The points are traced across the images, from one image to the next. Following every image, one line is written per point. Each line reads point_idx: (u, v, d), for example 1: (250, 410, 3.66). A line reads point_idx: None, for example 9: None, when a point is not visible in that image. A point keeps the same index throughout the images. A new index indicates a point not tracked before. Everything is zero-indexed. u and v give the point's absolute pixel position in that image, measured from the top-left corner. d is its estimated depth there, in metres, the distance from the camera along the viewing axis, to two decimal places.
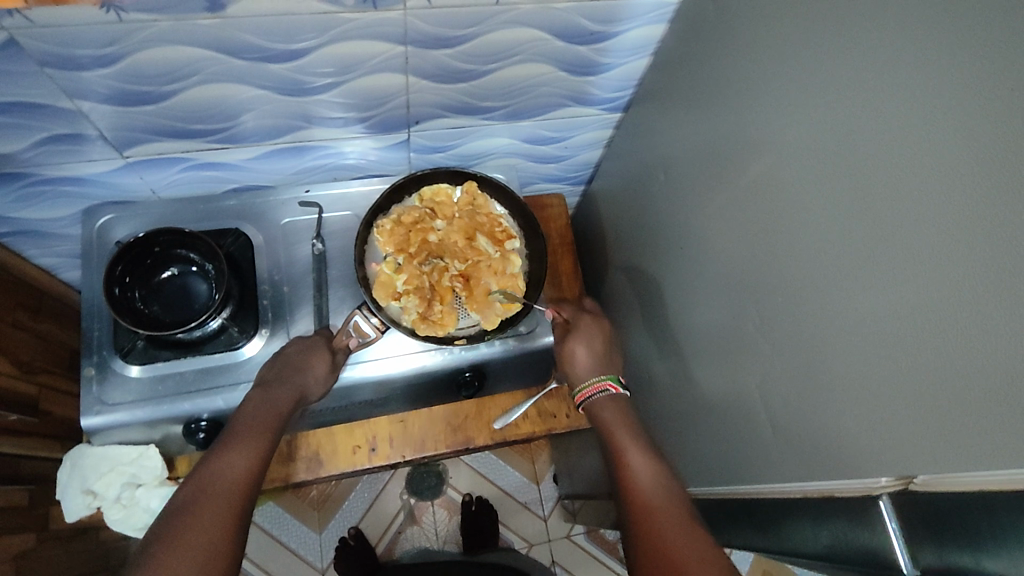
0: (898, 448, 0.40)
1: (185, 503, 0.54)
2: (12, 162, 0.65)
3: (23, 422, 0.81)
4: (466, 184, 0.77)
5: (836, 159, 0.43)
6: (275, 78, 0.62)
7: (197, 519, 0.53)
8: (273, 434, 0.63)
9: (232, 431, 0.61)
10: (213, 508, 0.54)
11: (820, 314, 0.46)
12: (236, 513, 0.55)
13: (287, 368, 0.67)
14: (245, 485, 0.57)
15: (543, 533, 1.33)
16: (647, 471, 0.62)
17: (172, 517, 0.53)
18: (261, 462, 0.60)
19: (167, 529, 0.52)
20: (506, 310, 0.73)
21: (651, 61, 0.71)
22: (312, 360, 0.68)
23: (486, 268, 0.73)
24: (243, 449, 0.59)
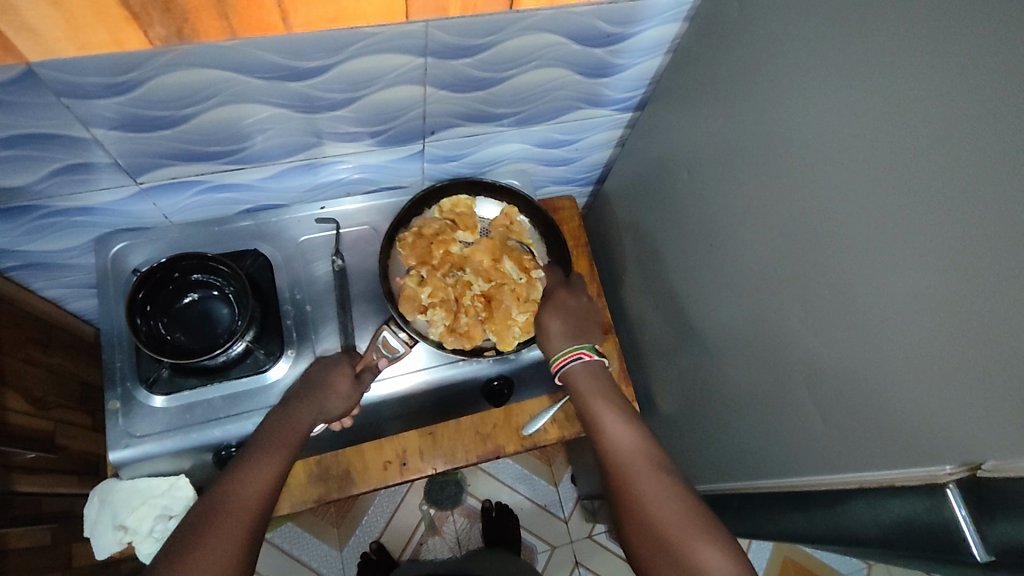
0: (964, 437, 0.40)
1: (198, 520, 0.52)
2: (23, 195, 0.63)
3: (41, 459, 0.80)
4: (506, 208, 0.78)
5: (872, 152, 0.43)
6: (291, 96, 0.61)
7: (209, 538, 0.51)
8: (292, 452, 0.61)
9: (248, 446, 0.59)
10: (227, 525, 0.52)
11: (863, 306, 0.46)
12: (248, 536, 0.53)
13: (311, 387, 0.66)
14: (259, 500, 0.56)
15: (565, 535, 1.34)
16: (622, 431, 0.62)
17: (187, 533, 0.51)
18: (278, 477, 0.58)
19: (179, 549, 0.50)
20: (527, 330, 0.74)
21: (664, 60, 0.71)
22: (334, 376, 0.67)
23: (510, 291, 0.73)
24: (258, 465, 0.57)
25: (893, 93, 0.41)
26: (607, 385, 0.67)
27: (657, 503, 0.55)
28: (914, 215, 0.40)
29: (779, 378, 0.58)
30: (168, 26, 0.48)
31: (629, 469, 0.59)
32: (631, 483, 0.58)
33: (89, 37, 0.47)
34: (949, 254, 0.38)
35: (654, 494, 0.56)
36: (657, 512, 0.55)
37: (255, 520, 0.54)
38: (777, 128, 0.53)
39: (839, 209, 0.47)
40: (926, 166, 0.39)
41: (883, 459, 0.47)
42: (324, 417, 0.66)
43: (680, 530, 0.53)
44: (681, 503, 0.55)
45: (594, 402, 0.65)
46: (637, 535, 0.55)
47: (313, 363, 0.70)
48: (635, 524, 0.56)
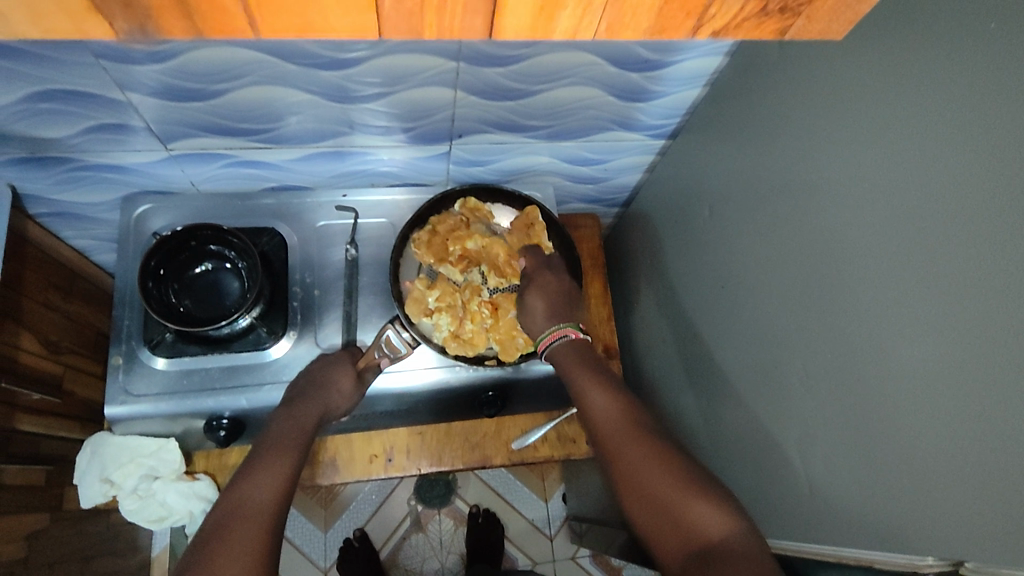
0: (953, 529, 0.38)
1: (216, 527, 0.53)
2: (58, 147, 0.65)
3: (46, 401, 0.82)
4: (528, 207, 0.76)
5: (894, 218, 0.41)
6: (323, 84, 0.61)
7: (230, 538, 0.52)
8: (300, 450, 0.62)
9: (256, 451, 0.60)
10: (247, 526, 0.53)
11: (867, 376, 0.44)
12: (270, 534, 0.54)
13: (312, 386, 0.66)
14: (275, 497, 0.57)
15: (548, 554, 1.32)
16: (606, 401, 0.63)
17: (206, 541, 0.52)
18: (291, 476, 0.59)
19: (203, 554, 0.51)
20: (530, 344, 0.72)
21: (702, 91, 0.70)
22: (338, 376, 0.67)
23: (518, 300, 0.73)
24: (268, 467, 0.58)
25: (922, 158, 0.39)
26: (593, 359, 0.68)
27: (648, 473, 0.55)
28: (929, 290, 0.38)
29: (773, 434, 0.56)
30: (131, 20, 0.36)
31: (619, 445, 0.59)
32: (621, 461, 0.57)
33: (48, 28, 0.36)
34: (962, 338, 0.36)
35: (649, 465, 0.56)
36: (648, 480, 0.55)
37: (273, 523, 0.55)
38: (804, 177, 0.51)
39: (854, 271, 0.45)
40: (948, 241, 0.37)
41: (870, 538, 0.45)
42: (328, 412, 0.66)
43: (678, 500, 0.53)
44: (674, 472, 0.55)
45: (578, 372, 0.66)
46: (635, 503, 0.55)
47: (312, 359, 0.71)
48: (628, 490, 0.56)
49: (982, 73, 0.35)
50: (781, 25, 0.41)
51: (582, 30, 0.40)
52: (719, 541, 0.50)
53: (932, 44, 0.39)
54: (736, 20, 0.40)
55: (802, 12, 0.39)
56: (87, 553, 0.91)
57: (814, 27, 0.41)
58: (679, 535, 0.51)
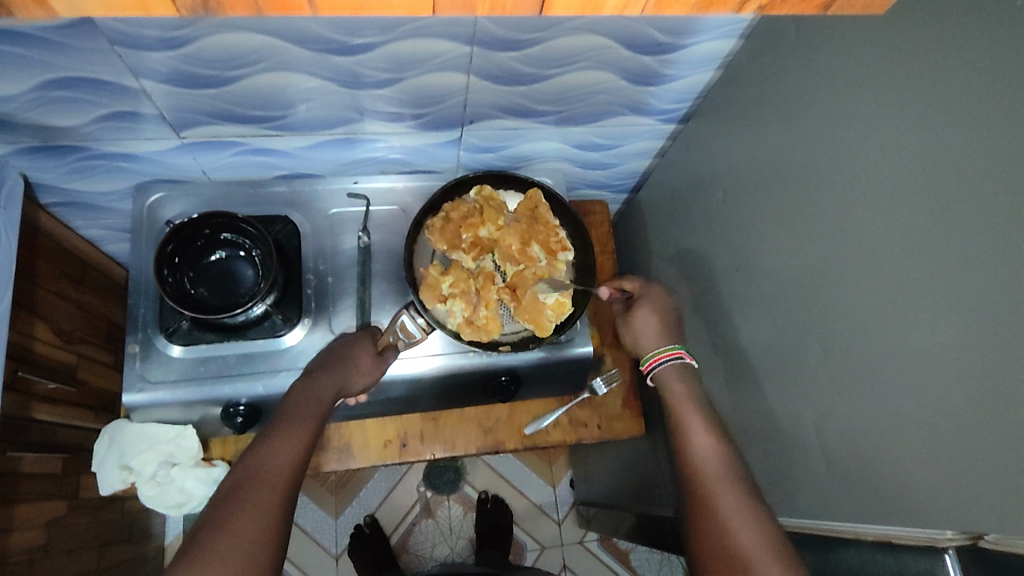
0: (969, 502, 0.38)
1: (231, 490, 0.54)
2: (71, 135, 0.65)
3: (61, 391, 0.83)
4: (530, 191, 0.77)
5: (911, 198, 0.42)
6: (336, 70, 0.61)
7: (244, 505, 0.53)
8: (318, 423, 0.62)
9: (276, 418, 0.61)
10: (261, 494, 0.54)
11: (884, 355, 0.44)
12: (281, 505, 0.55)
13: (334, 360, 0.67)
14: (290, 468, 0.57)
15: (556, 537, 1.34)
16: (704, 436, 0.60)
17: (221, 504, 0.53)
18: (307, 448, 0.60)
19: (217, 516, 0.52)
20: (553, 318, 0.72)
21: (714, 75, 0.70)
22: (357, 352, 0.68)
23: (532, 275, 0.73)
24: (286, 436, 0.59)
25: (941, 137, 0.39)
26: (698, 392, 0.65)
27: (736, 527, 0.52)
28: (947, 270, 0.39)
29: (787, 416, 0.56)
30: None
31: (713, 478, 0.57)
32: (714, 497, 0.55)
33: (112, 4, 0.38)
34: (982, 317, 0.37)
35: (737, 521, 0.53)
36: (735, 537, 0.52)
37: (286, 494, 0.56)
38: (819, 159, 0.51)
39: (870, 252, 0.45)
40: (968, 220, 0.38)
41: (884, 514, 0.45)
42: (347, 389, 0.66)
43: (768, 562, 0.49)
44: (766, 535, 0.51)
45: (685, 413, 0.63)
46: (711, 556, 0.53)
47: (335, 338, 0.71)
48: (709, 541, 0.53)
49: (1005, 51, 0.35)
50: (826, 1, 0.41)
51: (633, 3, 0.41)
52: None
53: (953, 23, 0.39)
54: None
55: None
56: (104, 541, 0.93)
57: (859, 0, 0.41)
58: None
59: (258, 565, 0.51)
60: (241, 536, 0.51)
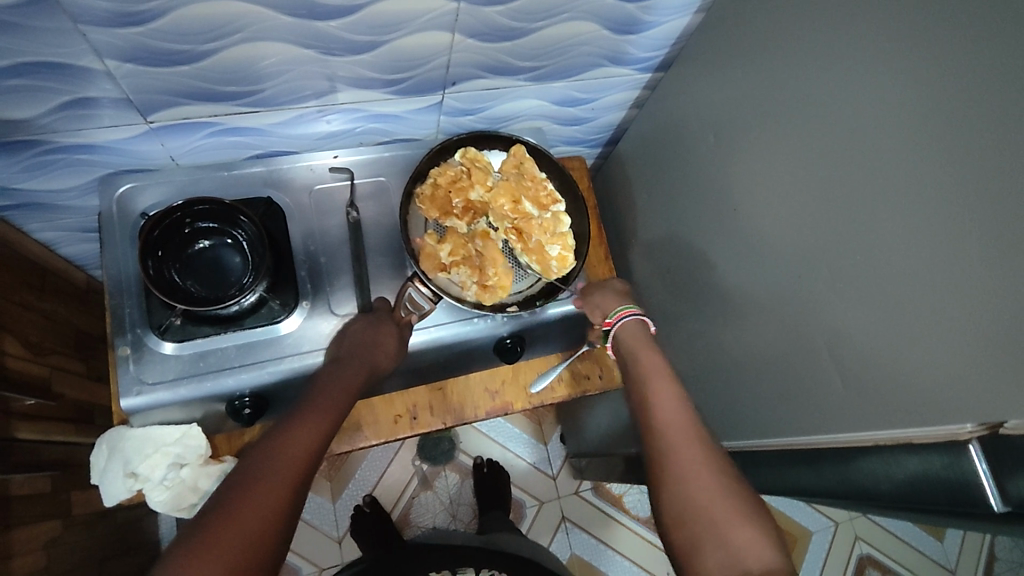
0: (984, 397, 0.42)
1: (243, 477, 0.54)
2: (26, 128, 0.60)
3: (38, 406, 0.78)
4: (513, 147, 0.76)
5: (923, 119, 0.44)
6: (318, 36, 0.58)
7: (255, 490, 0.52)
8: (338, 414, 0.62)
9: (305, 402, 0.61)
10: (272, 479, 0.53)
11: (895, 273, 0.47)
12: (293, 493, 0.54)
13: (359, 343, 0.67)
14: (307, 456, 0.57)
15: (553, 492, 1.38)
16: (669, 400, 0.63)
17: (230, 491, 0.52)
18: (324, 438, 0.59)
19: (227, 501, 0.51)
20: (560, 267, 0.74)
21: (692, 19, 0.70)
22: (381, 334, 0.68)
23: (537, 226, 0.73)
24: (304, 425, 0.58)
25: (951, 58, 0.42)
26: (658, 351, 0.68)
27: (699, 476, 0.56)
28: (962, 184, 0.41)
29: (796, 343, 0.59)
30: None
31: (678, 441, 0.59)
32: (679, 448, 0.58)
33: None
34: (996, 225, 0.40)
35: (695, 469, 0.57)
36: (699, 485, 0.56)
37: (298, 482, 0.55)
38: (817, 93, 0.53)
39: (876, 176, 0.48)
40: (983, 135, 0.40)
41: (900, 420, 0.49)
42: (372, 372, 0.66)
43: (727, 514, 0.53)
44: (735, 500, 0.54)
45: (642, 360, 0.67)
46: (671, 507, 0.56)
47: (351, 320, 0.71)
48: (671, 491, 0.57)
49: None
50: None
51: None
52: None
53: None
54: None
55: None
56: (104, 555, 0.89)
57: None
58: (718, 555, 0.52)
59: (261, 553, 0.50)
60: (245, 526, 0.50)
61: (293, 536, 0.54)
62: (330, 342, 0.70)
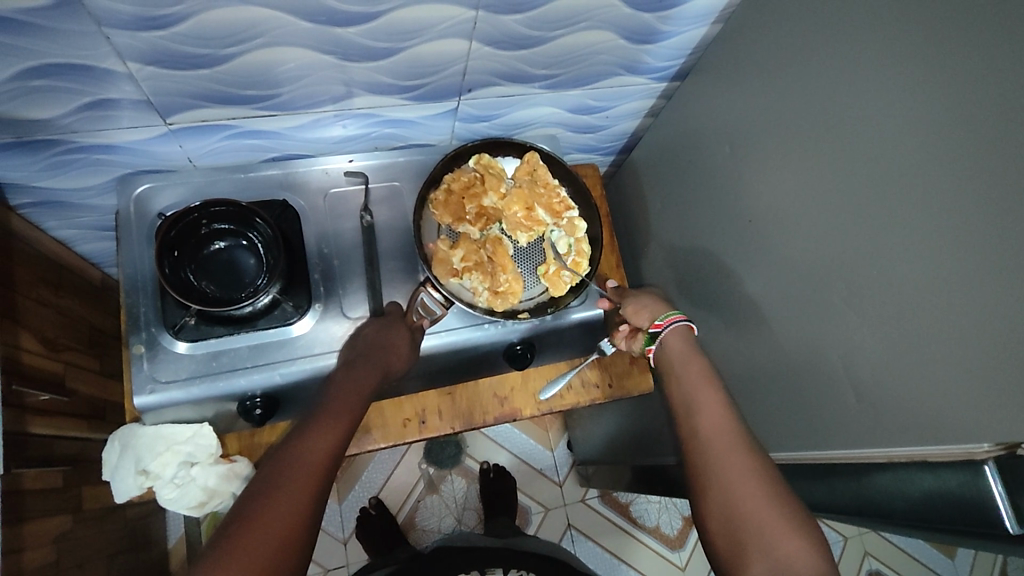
0: (1000, 416, 0.41)
1: (264, 484, 0.54)
2: (48, 128, 0.61)
3: (52, 401, 0.79)
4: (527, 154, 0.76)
5: (942, 137, 0.44)
6: (336, 41, 0.59)
7: (277, 497, 0.52)
8: (354, 417, 0.62)
9: (319, 408, 0.61)
10: (293, 486, 0.54)
11: (911, 289, 0.47)
12: (314, 497, 0.54)
13: (372, 348, 0.67)
14: (325, 461, 0.57)
15: (559, 499, 1.37)
16: (720, 406, 0.61)
17: (252, 498, 0.53)
18: (341, 442, 0.59)
19: (249, 508, 0.52)
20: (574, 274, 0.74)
21: (709, 30, 0.70)
22: (394, 338, 0.68)
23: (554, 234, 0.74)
24: (321, 430, 0.59)
25: (972, 75, 0.42)
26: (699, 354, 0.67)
27: (741, 481, 0.55)
28: (982, 200, 0.41)
29: (809, 357, 0.59)
30: None
31: (719, 445, 0.58)
32: (716, 453, 0.57)
33: None
34: (1014, 243, 0.39)
35: (736, 473, 0.55)
36: (739, 490, 0.54)
37: (316, 487, 0.55)
38: (835, 107, 0.53)
39: (894, 191, 0.48)
40: (1003, 154, 0.40)
41: (913, 438, 0.48)
42: (386, 377, 0.67)
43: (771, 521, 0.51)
44: (784, 513, 0.52)
45: (684, 365, 0.66)
46: (716, 514, 0.55)
47: (362, 325, 0.71)
48: (712, 496, 0.56)
49: None
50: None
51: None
52: None
53: None
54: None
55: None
56: (112, 550, 0.90)
57: None
58: (765, 562, 0.50)
59: (289, 558, 0.50)
60: (268, 533, 0.50)
61: (317, 539, 0.54)
62: (340, 344, 0.71)
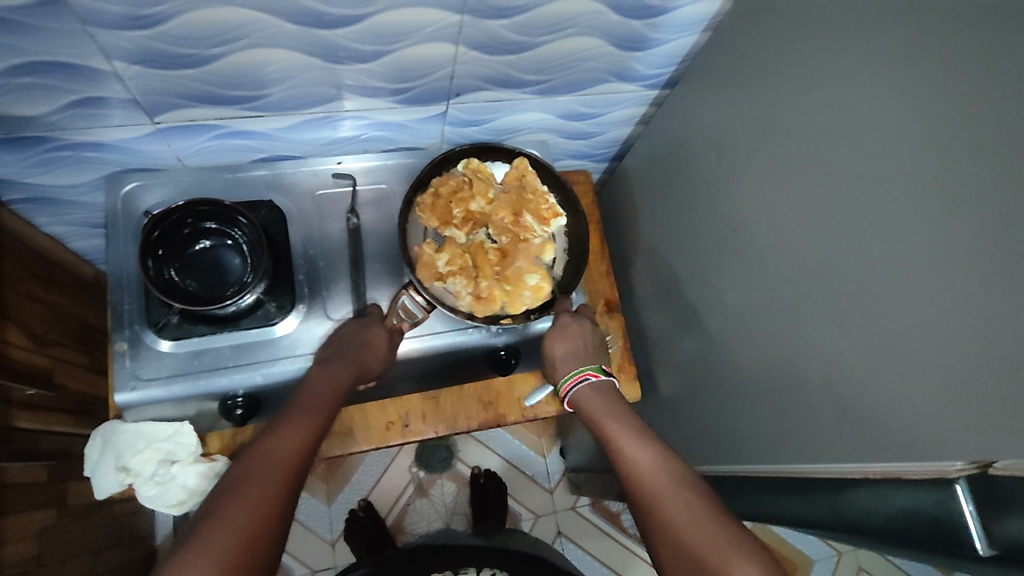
0: (973, 434, 0.41)
1: (235, 477, 0.54)
2: (35, 125, 0.61)
3: (38, 396, 0.79)
4: (517, 159, 0.76)
5: (920, 150, 0.43)
6: (321, 44, 0.59)
7: (246, 489, 0.53)
8: (329, 412, 0.62)
9: (291, 405, 0.62)
10: (263, 478, 0.54)
11: (888, 303, 0.46)
12: (284, 490, 0.55)
13: (346, 345, 0.67)
14: (297, 454, 0.57)
15: (549, 506, 1.37)
16: (644, 449, 0.64)
17: (222, 491, 0.53)
18: (314, 437, 0.59)
19: (220, 501, 0.52)
20: (535, 297, 0.72)
21: (699, 38, 0.70)
22: (370, 335, 0.68)
23: (525, 251, 0.73)
24: (293, 424, 0.59)
25: (949, 89, 0.41)
26: (619, 402, 0.70)
27: (677, 515, 0.57)
28: (960, 214, 0.41)
29: (790, 369, 0.58)
30: None
31: (655, 488, 0.60)
32: (652, 501, 0.59)
33: None
34: (988, 259, 0.39)
35: (669, 508, 0.58)
36: (679, 526, 0.56)
37: (287, 481, 0.55)
38: (817, 118, 0.53)
39: (874, 204, 0.47)
40: (979, 168, 0.39)
41: (889, 454, 0.48)
42: (362, 373, 0.67)
43: (711, 550, 0.53)
44: (716, 530, 0.54)
45: (602, 416, 0.69)
46: (671, 557, 0.56)
47: (340, 324, 0.71)
48: (662, 544, 0.57)
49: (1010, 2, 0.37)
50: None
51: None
52: None
53: None
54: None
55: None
56: (96, 546, 0.90)
57: None
58: None
59: (257, 547, 0.50)
60: (235, 523, 0.50)
61: (290, 534, 0.54)
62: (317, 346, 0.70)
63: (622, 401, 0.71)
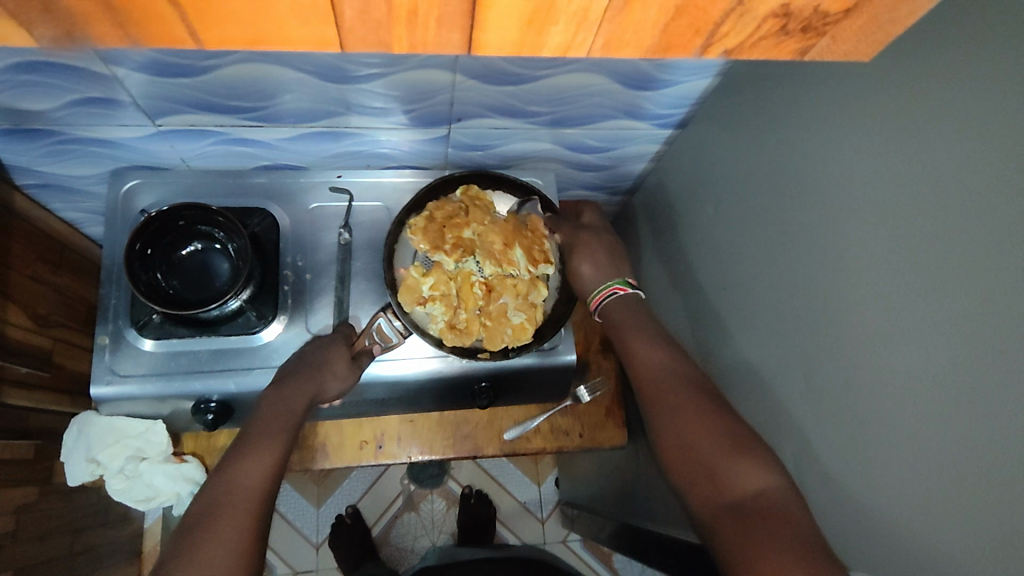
0: None
1: (199, 517, 0.51)
2: (43, 119, 0.63)
3: (34, 376, 0.81)
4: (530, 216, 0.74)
5: None
6: (318, 64, 0.58)
7: (213, 530, 0.50)
8: (291, 435, 0.60)
9: (243, 434, 0.58)
10: (231, 517, 0.51)
11: None
12: (256, 527, 0.52)
13: (306, 369, 0.64)
14: (263, 487, 0.55)
15: (539, 537, 1.33)
16: (661, 356, 0.60)
17: (189, 532, 0.50)
18: (278, 466, 0.57)
19: (186, 543, 0.49)
20: (515, 337, 0.70)
21: (711, 82, 0.67)
22: (331, 358, 0.66)
23: (511, 286, 0.70)
24: (257, 454, 0.56)
25: None
26: (642, 315, 0.65)
27: (684, 423, 0.53)
28: None
29: None
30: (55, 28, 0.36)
31: (661, 393, 0.57)
32: (654, 404, 0.57)
33: None
34: None
35: (673, 420, 0.54)
36: (684, 432, 0.53)
37: (259, 518, 0.53)
38: None
39: None
40: None
41: None
42: (321, 395, 0.64)
43: (714, 456, 0.50)
44: (722, 437, 0.51)
45: (626, 328, 0.64)
46: (675, 458, 0.52)
47: (304, 344, 0.69)
48: (666, 441, 0.54)
49: None
50: (801, 45, 0.41)
51: (576, 45, 0.41)
52: (758, 498, 0.46)
53: None
54: (754, 37, 0.40)
55: (826, 31, 0.39)
56: (79, 525, 0.92)
57: (839, 47, 0.42)
58: (715, 486, 0.49)
59: None
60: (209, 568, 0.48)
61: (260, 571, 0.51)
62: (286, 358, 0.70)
63: (649, 314, 0.66)
